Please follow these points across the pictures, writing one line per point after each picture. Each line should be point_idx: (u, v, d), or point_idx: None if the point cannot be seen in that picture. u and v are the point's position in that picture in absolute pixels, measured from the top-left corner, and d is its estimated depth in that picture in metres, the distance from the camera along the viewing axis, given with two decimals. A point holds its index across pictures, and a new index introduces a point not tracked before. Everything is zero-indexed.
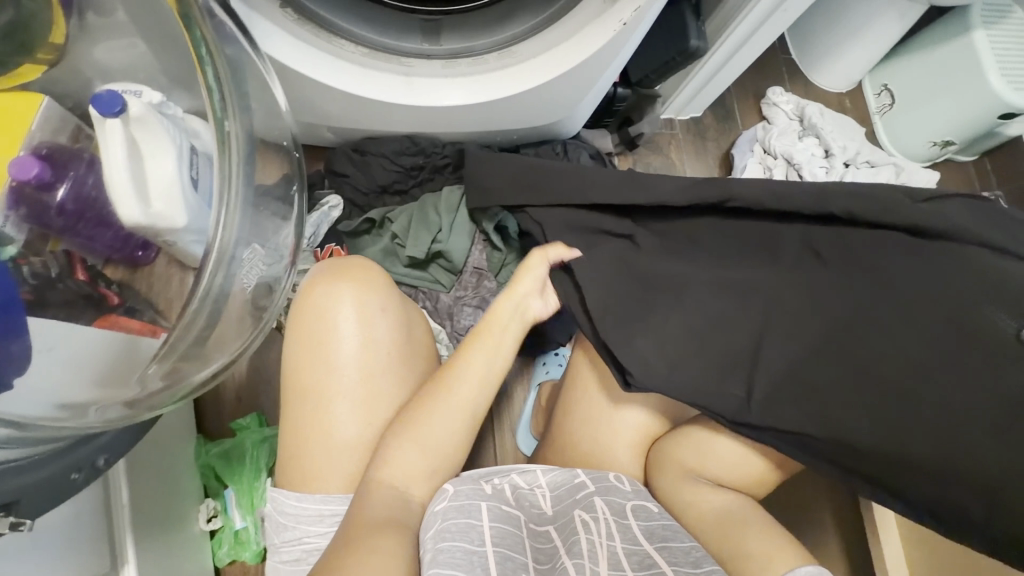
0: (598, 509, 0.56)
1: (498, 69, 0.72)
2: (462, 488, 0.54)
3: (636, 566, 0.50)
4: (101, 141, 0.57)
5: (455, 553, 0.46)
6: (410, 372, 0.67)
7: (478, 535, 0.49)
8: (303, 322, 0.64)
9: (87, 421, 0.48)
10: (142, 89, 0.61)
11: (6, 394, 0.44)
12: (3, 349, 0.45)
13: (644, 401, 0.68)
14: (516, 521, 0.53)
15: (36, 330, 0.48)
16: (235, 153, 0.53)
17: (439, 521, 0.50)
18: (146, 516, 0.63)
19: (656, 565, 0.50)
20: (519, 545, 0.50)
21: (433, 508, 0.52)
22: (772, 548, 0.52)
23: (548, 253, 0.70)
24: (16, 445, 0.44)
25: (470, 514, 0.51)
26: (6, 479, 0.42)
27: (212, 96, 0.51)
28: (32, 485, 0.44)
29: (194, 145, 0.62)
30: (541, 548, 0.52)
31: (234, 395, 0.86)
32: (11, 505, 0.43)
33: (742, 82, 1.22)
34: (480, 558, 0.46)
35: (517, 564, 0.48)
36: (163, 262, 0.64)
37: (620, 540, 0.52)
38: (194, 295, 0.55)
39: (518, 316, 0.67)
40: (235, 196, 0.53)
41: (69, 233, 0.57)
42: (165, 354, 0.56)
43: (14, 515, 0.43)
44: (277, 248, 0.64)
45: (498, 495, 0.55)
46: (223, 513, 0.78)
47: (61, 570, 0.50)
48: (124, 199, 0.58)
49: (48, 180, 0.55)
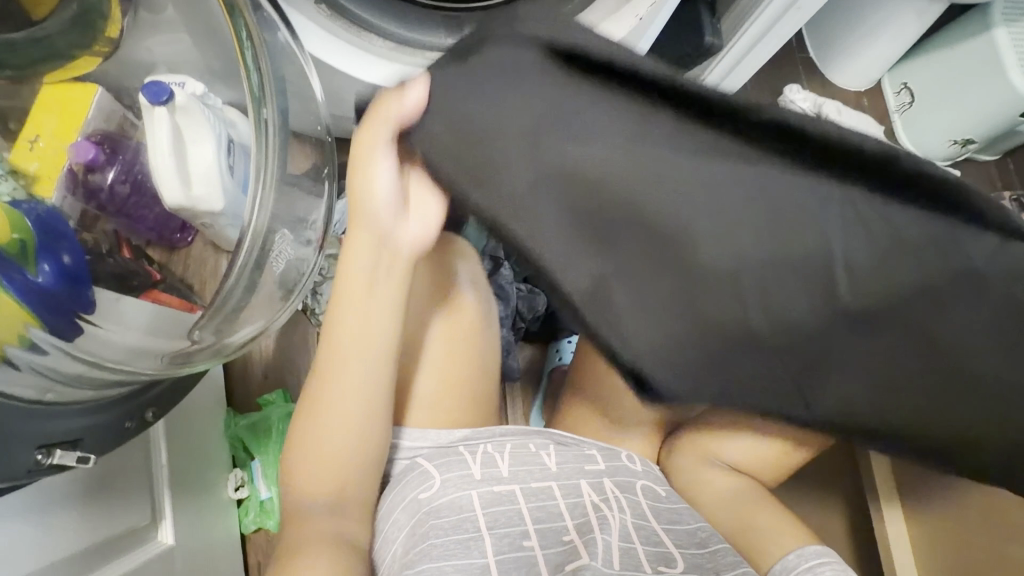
0: (606, 490, 0.58)
1: None
2: (449, 476, 0.55)
3: (645, 539, 0.54)
4: (150, 126, 0.62)
5: (445, 546, 0.49)
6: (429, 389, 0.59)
7: (473, 525, 0.52)
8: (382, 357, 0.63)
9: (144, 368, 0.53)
10: (186, 80, 0.65)
11: (79, 338, 0.49)
12: (77, 295, 0.48)
13: None
14: (514, 493, 0.55)
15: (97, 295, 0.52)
16: (271, 137, 0.57)
17: (426, 509, 0.53)
18: (180, 481, 0.68)
19: (663, 542, 0.54)
20: (516, 517, 0.53)
21: (417, 496, 0.55)
22: (783, 529, 0.56)
23: (390, 97, 0.48)
24: (81, 385, 0.48)
25: (462, 507, 0.53)
26: (71, 419, 0.45)
27: (251, 78, 0.56)
28: (91, 426, 0.47)
29: (231, 134, 0.66)
30: (544, 507, 0.55)
31: (261, 372, 0.90)
32: (76, 442, 0.46)
33: (759, 80, 1.23)
34: (477, 544, 0.50)
35: (515, 535, 0.52)
36: (200, 244, 0.70)
37: (629, 514, 0.56)
38: (231, 271, 0.58)
39: (376, 254, 0.51)
40: (270, 175, 0.58)
41: (119, 214, 0.62)
42: (207, 321, 0.60)
43: (80, 450, 0.46)
44: (306, 229, 0.68)
45: (489, 473, 0.56)
46: (250, 483, 0.83)
47: (105, 521, 0.55)
48: (168, 182, 0.63)
49: (100, 163, 0.61)
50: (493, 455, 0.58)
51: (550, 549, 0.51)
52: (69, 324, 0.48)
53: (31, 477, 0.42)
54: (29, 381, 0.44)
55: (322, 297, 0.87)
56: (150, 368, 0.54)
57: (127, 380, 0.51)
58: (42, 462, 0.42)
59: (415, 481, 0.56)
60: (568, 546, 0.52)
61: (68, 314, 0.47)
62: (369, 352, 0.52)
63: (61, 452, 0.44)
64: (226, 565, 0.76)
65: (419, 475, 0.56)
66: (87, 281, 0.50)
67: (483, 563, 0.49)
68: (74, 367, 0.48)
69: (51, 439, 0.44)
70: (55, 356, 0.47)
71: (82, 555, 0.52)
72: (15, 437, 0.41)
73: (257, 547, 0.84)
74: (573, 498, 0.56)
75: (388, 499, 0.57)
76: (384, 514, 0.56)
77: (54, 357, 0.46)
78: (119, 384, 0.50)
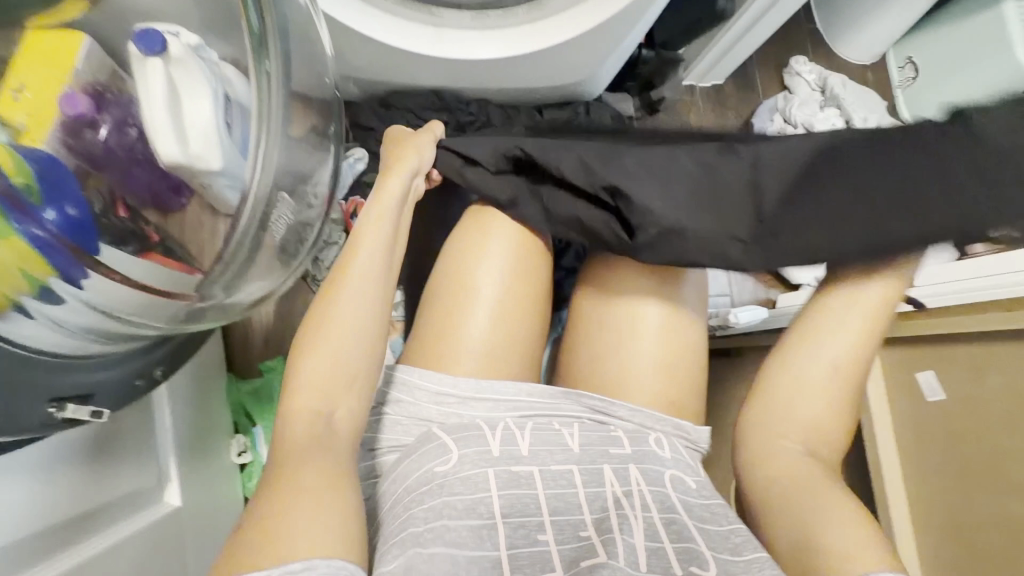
0: (631, 480, 0.57)
1: (528, 22, 0.74)
2: (466, 452, 0.56)
3: (675, 537, 0.53)
4: (142, 79, 0.59)
5: (458, 534, 0.49)
6: (445, 297, 0.65)
7: (487, 510, 0.52)
8: (450, 275, 0.66)
9: (150, 323, 0.52)
10: (180, 31, 0.62)
11: (87, 284, 0.46)
12: (77, 247, 0.45)
13: (665, 332, 0.65)
14: (533, 477, 0.55)
15: (108, 252, 0.47)
16: (273, 91, 0.54)
17: (440, 483, 0.54)
18: (185, 446, 0.67)
19: (693, 539, 0.52)
20: (533, 506, 0.53)
21: (433, 468, 0.55)
22: (854, 539, 0.50)
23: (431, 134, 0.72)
24: (86, 340, 0.48)
25: (478, 488, 0.53)
26: (83, 375, 0.48)
27: (251, 23, 0.52)
28: (101, 383, 0.50)
29: (228, 93, 0.64)
30: (562, 496, 0.55)
31: (262, 338, 0.89)
32: (86, 397, 0.48)
33: (766, 51, 1.22)
34: (490, 531, 0.50)
35: (531, 527, 0.52)
36: (195, 206, 0.64)
37: (655, 511, 0.55)
38: (233, 232, 0.56)
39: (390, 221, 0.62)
40: (273, 128, 0.55)
41: (115, 170, 0.57)
42: (207, 288, 0.56)
43: (93, 404, 0.48)
44: (304, 193, 0.65)
45: (507, 452, 0.57)
46: (252, 449, 0.83)
47: (105, 487, 0.54)
48: (164, 137, 0.59)
49: (92, 116, 0.56)
50: (513, 433, 0.59)
51: (565, 545, 0.51)
52: (83, 268, 0.45)
53: (47, 429, 0.45)
54: (41, 331, 0.45)
55: (323, 263, 0.86)
56: (156, 326, 0.53)
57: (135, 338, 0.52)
58: (56, 415, 0.45)
59: (432, 453, 0.57)
60: (586, 542, 0.51)
61: (79, 258, 0.45)
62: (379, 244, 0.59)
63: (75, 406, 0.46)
64: (230, 530, 0.76)
65: (437, 447, 0.57)
66: (98, 234, 0.47)
67: (496, 556, 0.49)
68: (90, 317, 0.48)
69: (65, 393, 0.46)
70: (72, 306, 0.46)
71: (91, 514, 0.52)
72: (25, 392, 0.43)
73: None
74: (595, 489, 0.56)
75: (403, 466, 0.58)
76: (396, 477, 0.58)
77: (71, 307, 0.46)
78: (133, 340, 0.53)
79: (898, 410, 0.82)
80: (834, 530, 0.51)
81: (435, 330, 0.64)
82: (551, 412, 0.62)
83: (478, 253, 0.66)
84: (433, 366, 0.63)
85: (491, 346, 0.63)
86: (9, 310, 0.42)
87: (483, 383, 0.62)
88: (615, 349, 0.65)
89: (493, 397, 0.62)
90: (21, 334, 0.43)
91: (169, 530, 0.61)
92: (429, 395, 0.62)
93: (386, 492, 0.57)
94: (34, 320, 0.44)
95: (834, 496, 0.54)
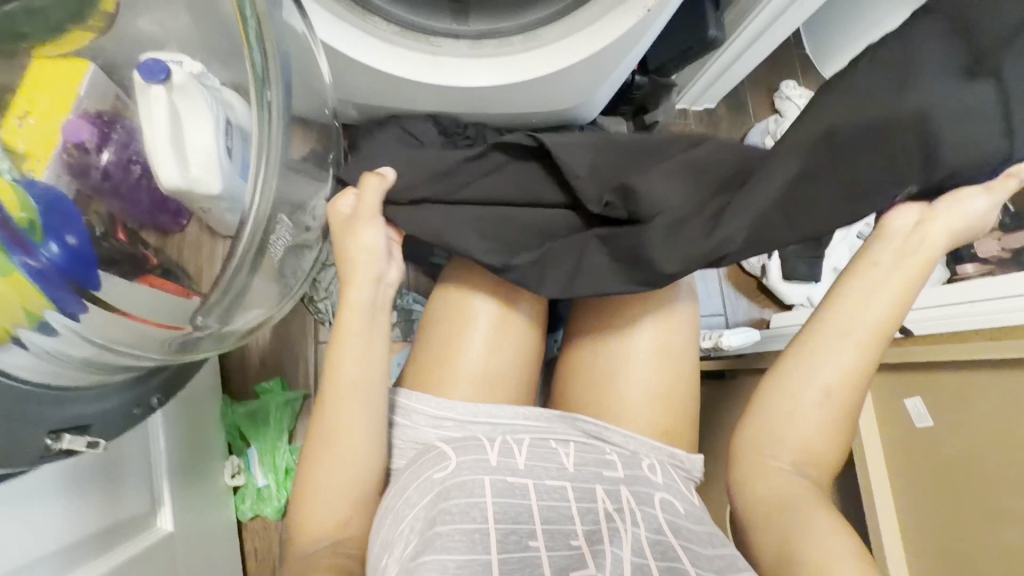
0: (622, 499, 0.57)
1: (523, 51, 0.76)
2: (465, 459, 0.56)
3: (659, 555, 0.52)
4: (146, 105, 0.59)
5: (450, 539, 0.49)
6: (435, 336, 0.66)
7: (479, 515, 0.52)
8: (438, 320, 0.66)
9: (149, 352, 0.53)
10: (183, 59, 0.63)
11: (85, 316, 0.47)
12: (78, 280, 0.46)
13: (655, 361, 0.65)
14: (527, 488, 0.55)
15: (107, 283, 0.49)
16: (274, 120, 0.55)
17: (437, 490, 0.54)
18: (179, 469, 0.67)
19: (678, 557, 0.52)
20: (525, 515, 0.53)
21: (433, 475, 0.56)
22: (834, 556, 0.50)
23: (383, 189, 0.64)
24: (83, 369, 0.49)
25: (474, 493, 0.53)
26: (81, 405, 0.48)
27: (253, 55, 0.53)
28: (100, 412, 0.50)
29: (229, 117, 0.64)
30: (556, 507, 0.55)
31: (257, 358, 0.89)
32: (85, 428, 0.48)
33: (756, 75, 1.25)
34: (481, 537, 0.50)
35: (523, 534, 0.52)
36: (195, 228, 0.66)
37: (643, 529, 0.54)
38: (230, 260, 0.55)
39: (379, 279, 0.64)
40: (273, 155, 0.56)
41: (115, 195, 0.58)
42: (205, 313, 0.56)
43: (90, 436, 0.48)
44: (303, 215, 0.65)
45: (504, 463, 0.56)
46: (246, 471, 0.83)
47: (97, 513, 0.53)
48: (165, 163, 0.60)
49: (94, 143, 0.58)
50: (510, 446, 0.59)
51: (557, 552, 0.51)
52: (81, 301, 0.46)
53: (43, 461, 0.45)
54: (37, 362, 0.45)
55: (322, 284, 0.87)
56: (153, 356, 0.54)
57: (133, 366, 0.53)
58: (53, 446, 0.45)
59: (431, 460, 0.58)
60: (576, 551, 0.51)
61: (78, 291, 0.46)
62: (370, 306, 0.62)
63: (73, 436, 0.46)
64: (222, 552, 0.75)
65: (436, 456, 0.58)
66: (99, 264, 0.48)
67: (487, 560, 0.49)
68: (85, 350, 0.48)
69: (64, 424, 0.46)
70: (66, 337, 0.47)
71: (83, 542, 0.51)
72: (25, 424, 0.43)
73: (254, 534, 0.85)
74: (587, 503, 0.56)
75: (405, 475, 0.59)
76: (397, 488, 0.58)
77: (66, 338, 0.47)
78: (129, 369, 0.53)
79: (896, 438, 0.82)
80: (811, 540, 0.52)
81: (427, 365, 0.65)
82: (548, 433, 0.62)
83: (480, 275, 0.67)
84: (430, 391, 0.63)
85: (488, 371, 0.64)
86: (6, 342, 0.43)
87: (480, 407, 0.62)
88: (616, 364, 0.65)
89: (491, 420, 0.62)
90: (17, 366, 0.44)
91: (161, 556, 0.60)
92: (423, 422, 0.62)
93: (386, 507, 0.57)
94: (30, 352, 0.44)
95: (823, 512, 0.54)
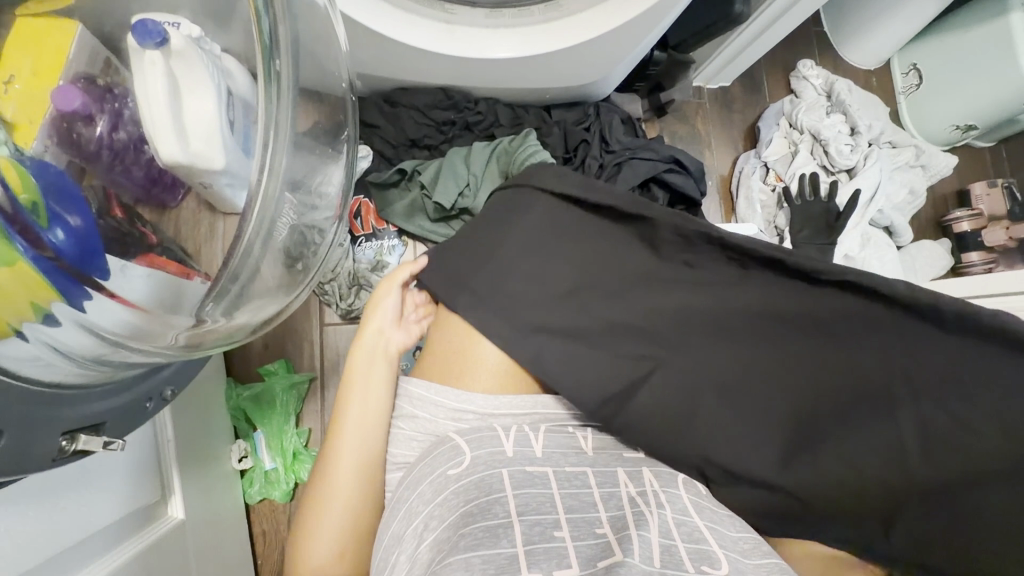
0: (646, 483, 0.55)
1: (543, 22, 0.72)
2: (479, 454, 0.54)
3: (687, 537, 0.48)
4: (142, 74, 0.55)
5: (475, 534, 0.45)
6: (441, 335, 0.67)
7: (502, 509, 0.48)
8: (440, 357, 0.65)
9: (160, 345, 0.50)
10: (181, 22, 0.58)
11: (89, 304, 0.44)
12: (81, 266, 0.42)
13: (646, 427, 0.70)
14: (547, 477, 0.53)
15: (113, 271, 0.46)
16: (283, 94, 0.50)
17: (452, 486, 0.52)
18: (187, 459, 0.66)
19: (705, 540, 0.48)
20: (548, 505, 0.50)
21: (446, 471, 0.53)
22: None
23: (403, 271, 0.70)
24: (89, 365, 0.46)
25: (493, 489, 0.50)
26: (92, 403, 0.46)
27: (261, 24, 0.49)
28: (116, 409, 0.49)
29: (231, 88, 0.60)
30: (576, 495, 0.51)
31: (261, 342, 0.88)
32: (98, 426, 0.47)
33: (773, 54, 1.21)
34: (506, 529, 0.46)
35: (546, 524, 0.48)
36: (192, 204, 0.61)
37: (669, 510, 0.51)
38: (248, 225, 0.51)
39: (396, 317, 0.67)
40: (281, 134, 0.51)
41: (111, 167, 0.53)
42: (217, 296, 0.53)
43: (104, 434, 0.48)
44: (311, 192, 0.62)
45: (521, 453, 0.54)
46: (253, 454, 0.83)
47: (107, 511, 0.51)
48: (162, 132, 0.55)
49: (87, 114, 0.52)
50: (526, 434, 0.57)
51: (582, 542, 0.47)
52: (88, 292, 0.43)
53: (59, 462, 0.44)
54: (39, 356, 0.43)
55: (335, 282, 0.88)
56: (166, 354, 0.51)
57: (144, 364, 0.51)
58: (67, 447, 0.44)
59: (445, 456, 0.54)
60: (602, 540, 0.47)
61: (82, 280, 0.43)
62: (381, 341, 0.65)
63: (87, 437, 0.45)
64: (233, 536, 0.75)
65: (450, 449, 0.55)
66: (102, 250, 0.44)
67: (512, 552, 0.44)
68: (87, 342, 0.45)
69: (76, 425, 0.45)
70: (69, 328, 0.44)
71: (91, 541, 0.50)
72: (41, 424, 0.42)
73: (263, 518, 0.85)
74: (610, 488, 0.53)
75: (418, 467, 0.56)
76: (409, 482, 0.55)
77: (68, 329, 0.43)
78: (138, 365, 0.50)
79: None
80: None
81: (437, 369, 0.64)
82: (567, 420, 0.62)
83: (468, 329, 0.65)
84: (449, 382, 0.62)
85: (504, 363, 0.63)
86: (8, 335, 0.40)
87: (500, 400, 0.60)
88: None
89: (512, 413, 0.60)
90: (16, 359, 0.41)
91: (174, 546, 0.59)
92: (438, 411, 0.60)
93: (398, 500, 0.55)
94: (30, 343, 0.42)
95: None
